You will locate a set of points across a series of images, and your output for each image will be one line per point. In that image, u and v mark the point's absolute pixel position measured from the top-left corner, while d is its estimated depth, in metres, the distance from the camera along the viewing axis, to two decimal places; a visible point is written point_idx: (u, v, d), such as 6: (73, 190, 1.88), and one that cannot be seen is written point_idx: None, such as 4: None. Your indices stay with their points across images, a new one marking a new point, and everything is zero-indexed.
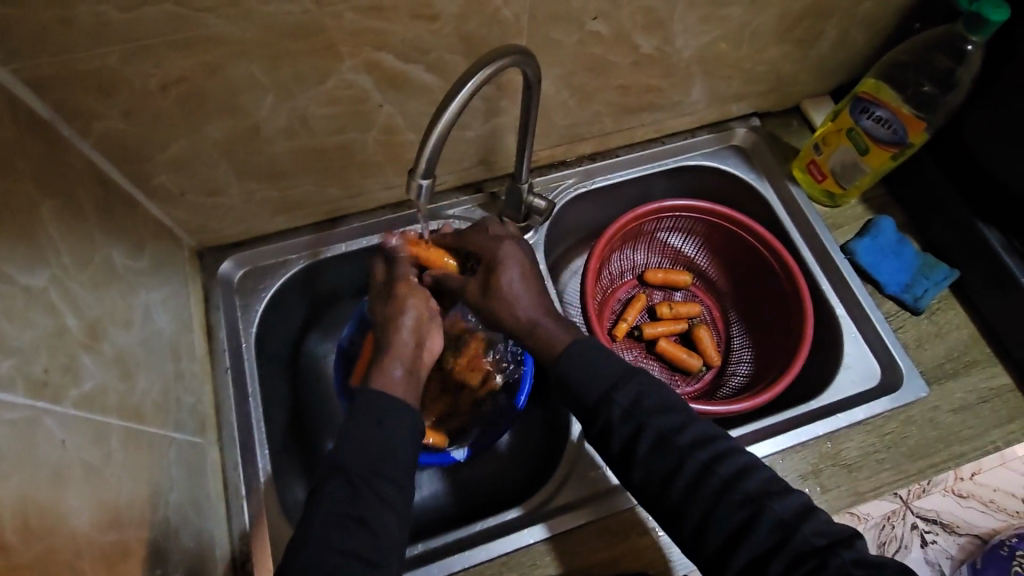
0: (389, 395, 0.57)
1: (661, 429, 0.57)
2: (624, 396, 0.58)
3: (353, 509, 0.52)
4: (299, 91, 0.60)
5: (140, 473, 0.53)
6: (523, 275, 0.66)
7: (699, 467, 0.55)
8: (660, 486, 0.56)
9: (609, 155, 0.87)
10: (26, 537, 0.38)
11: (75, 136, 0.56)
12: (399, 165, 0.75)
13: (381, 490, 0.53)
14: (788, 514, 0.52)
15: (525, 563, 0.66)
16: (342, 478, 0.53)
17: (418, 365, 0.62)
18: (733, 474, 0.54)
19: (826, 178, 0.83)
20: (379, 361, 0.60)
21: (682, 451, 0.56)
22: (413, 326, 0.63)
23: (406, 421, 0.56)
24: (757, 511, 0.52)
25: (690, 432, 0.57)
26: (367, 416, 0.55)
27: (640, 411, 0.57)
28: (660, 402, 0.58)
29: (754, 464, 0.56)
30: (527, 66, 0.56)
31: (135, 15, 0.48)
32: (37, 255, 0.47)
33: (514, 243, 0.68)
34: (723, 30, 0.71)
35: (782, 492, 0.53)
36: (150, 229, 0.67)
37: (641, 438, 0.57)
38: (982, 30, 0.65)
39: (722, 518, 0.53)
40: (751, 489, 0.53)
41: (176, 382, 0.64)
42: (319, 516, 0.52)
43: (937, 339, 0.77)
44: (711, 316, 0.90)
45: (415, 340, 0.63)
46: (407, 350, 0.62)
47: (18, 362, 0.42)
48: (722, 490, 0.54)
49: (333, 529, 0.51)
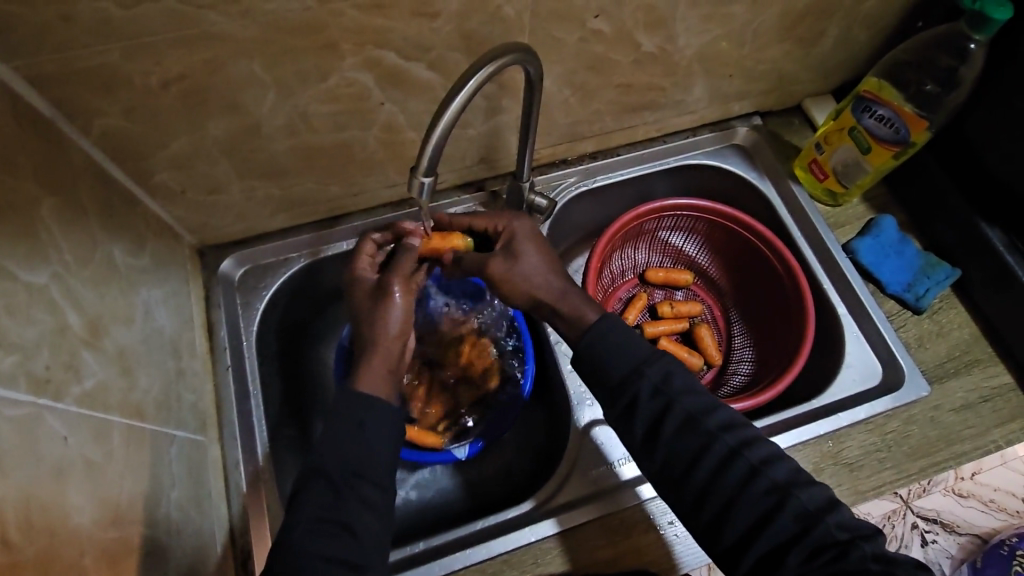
0: (368, 395, 0.56)
1: (689, 410, 0.57)
2: (655, 371, 0.58)
3: (336, 514, 0.52)
4: (300, 89, 0.60)
5: (141, 471, 0.53)
6: (538, 247, 0.66)
7: (726, 450, 0.55)
8: (683, 470, 0.56)
9: (610, 154, 0.87)
10: (28, 534, 0.38)
11: (76, 134, 0.56)
12: (400, 163, 0.75)
13: (364, 494, 0.53)
14: (813, 505, 0.52)
15: (526, 562, 0.66)
16: (327, 483, 0.53)
17: (401, 363, 0.61)
18: (762, 460, 0.54)
19: (828, 176, 0.82)
20: (364, 361, 0.58)
21: (710, 433, 0.56)
22: (399, 331, 0.61)
23: (390, 423, 0.56)
24: (783, 499, 0.52)
25: (718, 415, 0.57)
26: (347, 420, 0.55)
27: (669, 389, 0.57)
28: (688, 384, 0.58)
29: (780, 454, 0.56)
30: (530, 64, 0.56)
31: (137, 12, 0.48)
32: (39, 252, 0.47)
33: (524, 218, 0.67)
34: (725, 28, 0.71)
35: (809, 483, 0.54)
36: (151, 227, 0.67)
37: (669, 415, 0.57)
38: (986, 28, 0.65)
39: (749, 505, 0.53)
40: (778, 477, 0.54)
41: (176, 379, 0.64)
42: (300, 526, 0.52)
43: (938, 338, 0.77)
44: (712, 315, 0.90)
45: (402, 344, 0.61)
46: (394, 353, 0.60)
47: (20, 358, 0.42)
48: (749, 476, 0.54)
49: (312, 536, 0.51)
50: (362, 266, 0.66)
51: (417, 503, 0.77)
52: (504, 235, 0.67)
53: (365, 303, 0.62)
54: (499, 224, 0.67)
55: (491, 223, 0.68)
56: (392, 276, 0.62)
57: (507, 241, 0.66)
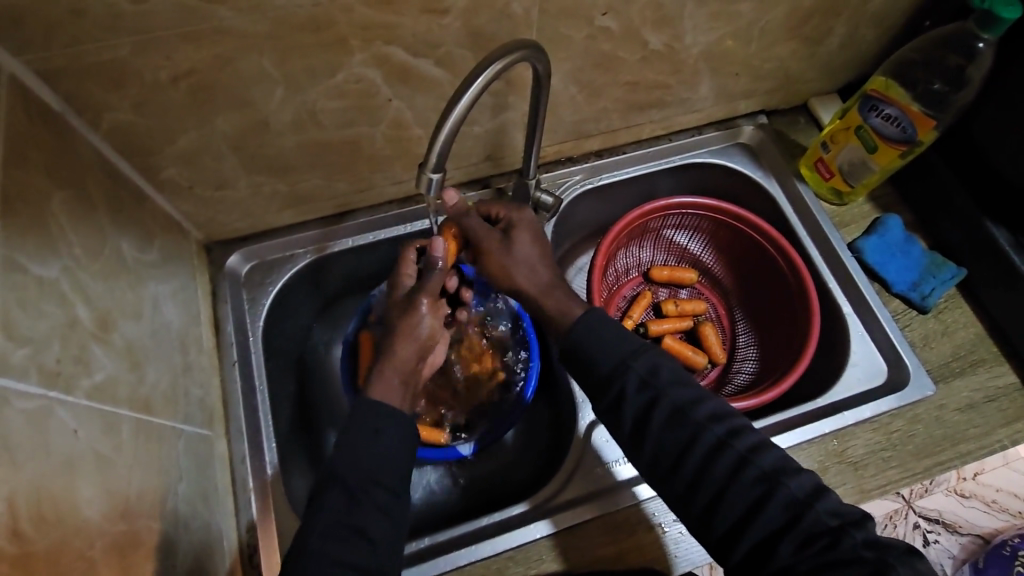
0: (386, 404, 0.57)
1: (677, 402, 0.57)
2: (642, 363, 0.59)
3: (350, 519, 0.52)
4: (309, 85, 0.60)
5: (150, 466, 0.53)
6: (533, 233, 0.68)
7: (714, 441, 0.55)
8: (672, 463, 0.56)
9: (615, 152, 0.87)
10: (39, 526, 0.38)
11: (85, 128, 0.56)
12: (407, 160, 0.75)
13: (376, 498, 0.53)
14: (803, 492, 0.52)
15: (531, 558, 0.66)
16: (339, 487, 0.53)
17: (415, 375, 0.61)
18: (750, 449, 0.54)
19: (834, 176, 0.82)
20: (378, 371, 0.59)
21: (698, 425, 0.56)
22: (423, 342, 0.61)
23: (402, 431, 0.56)
24: (773, 487, 0.52)
25: (706, 406, 0.57)
26: (361, 425, 0.55)
27: (657, 382, 0.58)
28: (676, 376, 0.58)
29: (771, 444, 0.56)
30: (539, 60, 0.55)
31: (148, 8, 0.48)
32: (49, 244, 0.47)
33: (523, 208, 0.69)
34: (731, 27, 0.71)
35: (799, 471, 0.54)
36: (159, 222, 0.67)
37: (657, 408, 0.57)
38: (994, 27, 0.65)
39: (739, 492, 0.53)
40: (768, 464, 0.54)
41: (184, 374, 0.64)
42: (317, 531, 0.52)
43: (943, 337, 0.77)
44: (716, 313, 0.90)
45: (419, 354, 0.61)
46: (409, 363, 0.60)
47: (31, 351, 0.42)
48: (739, 465, 0.54)
49: (329, 540, 0.51)
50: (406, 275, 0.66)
51: (424, 499, 0.77)
52: (504, 221, 0.69)
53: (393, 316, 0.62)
54: (498, 212, 0.70)
55: (491, 212, 0.70)
56: (420, 293, 0.62)
57: (506, 226, 0.69)
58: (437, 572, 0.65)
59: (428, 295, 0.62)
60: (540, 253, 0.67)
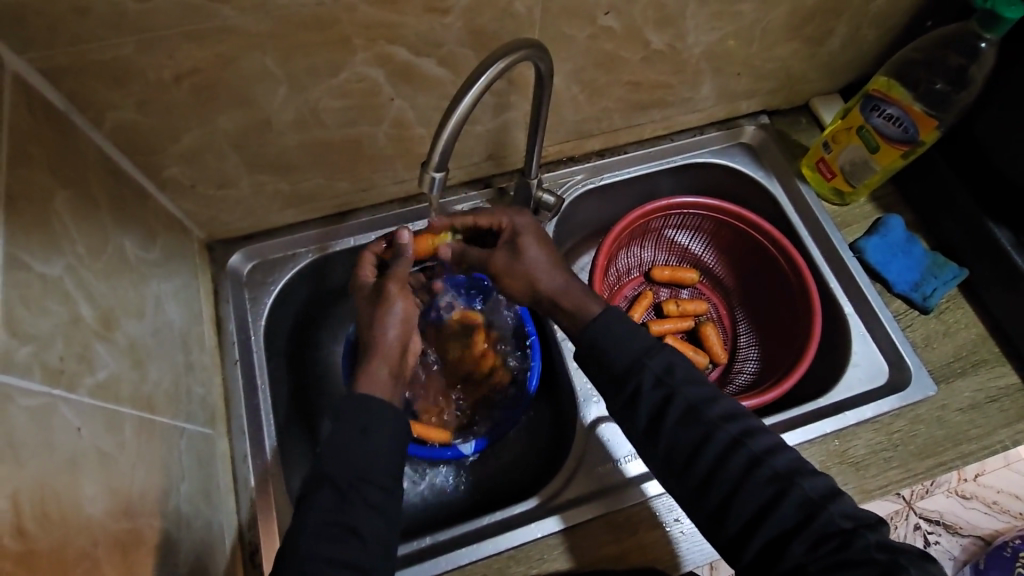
0: (372, 397, 0.56)
1: (691, 400, 0.57)
2: (656, 362, 0.59)
3: (337, 519, 0.52)
4: (312, 84, 0.61)
5: (152, 464, 0.53)
6: (540, 239, 0.68)
7: (729, 440, 0.55)
8: (684, 461, 0.56)
9: (616, 152, 0.87)
10: (42, 524, 0.38)
11: (88, 127, 0.57)
12: (409, 159, 0.75)
13: (369, 498, 0.53)
14: (816, 493, 0.52)
15: (534, 557, 0.66)
16: (328, 486, 0.53)
17: (401, 366, 0.61)
18: (763, 449, 0.54)
19: (835, 176, 0.82)
20: (364, 364, 0.59)
21: (711, 424, 0.56)
22: (402, 328, 0.62)
23: (400, 431, 0.56)
24: (786, 487, 0.52)
25: (720, 407, 0.57)
26: (348, 422, 0.55)
27: (672, 380, 0.58)
28: (691, 374, 0.59)
29: (782, 444, 0.56)
30: (541, 60, 0.56)
31: (150, 6, 0.48)
32: (52, 242, 0.47)
33: (525, 213, 0.69)
34: (734, 27, 0.71)
35: (812, 472, 0.54)
36: (162, 221, 0.68)
37: (671, 406, 0.57)
38: (996, 27, 0.65)
39: (752, 492, 0.53)
40: (780, 466, 0.53)
41: (186, 372, 0.64)
42: (308, 532, 0.51)
43: (944, 338, 0.77)
44: (717, 313, 0.90)
45: (401, 341, 0.61)
46: (393, 352, 0.60)
47: (35, 348, 0.42)
48: (751, 465, 0.54)
49: (318, 539, 0.51)
50: (366, 271, 0.67)
51: (426, 498, 0.77)
52: (507, 232, 0.69)
53: (365, 307, 0.63)
54: (500, 220, 0.69)
55: (493, 223, 0.69)
56: (390, 280, 0.63)
57: (510, 236, 0.68)
58: (439, 570, 0.65)
59: (397, 280, 0.63)
60: (547, 256, 0.67)
